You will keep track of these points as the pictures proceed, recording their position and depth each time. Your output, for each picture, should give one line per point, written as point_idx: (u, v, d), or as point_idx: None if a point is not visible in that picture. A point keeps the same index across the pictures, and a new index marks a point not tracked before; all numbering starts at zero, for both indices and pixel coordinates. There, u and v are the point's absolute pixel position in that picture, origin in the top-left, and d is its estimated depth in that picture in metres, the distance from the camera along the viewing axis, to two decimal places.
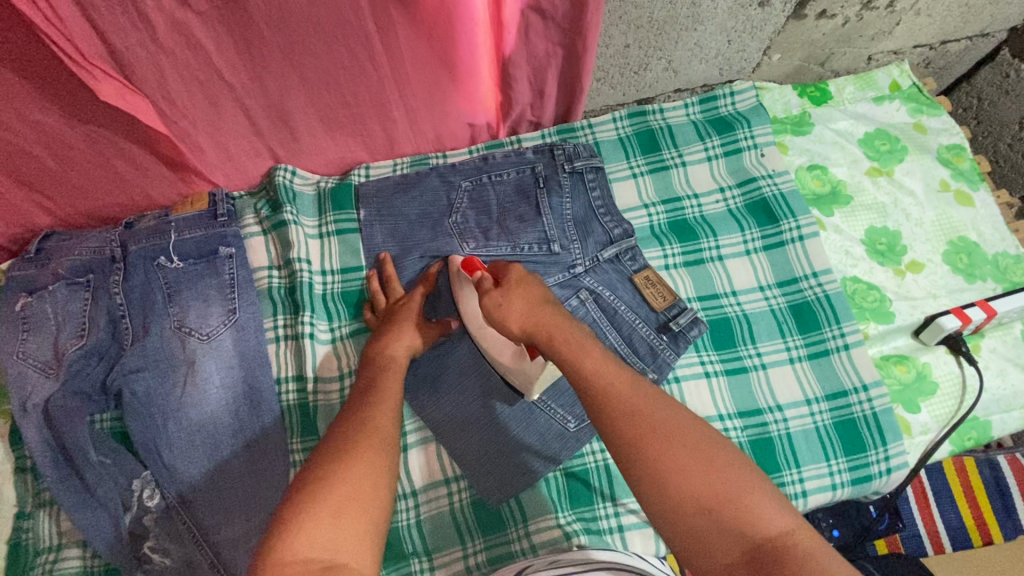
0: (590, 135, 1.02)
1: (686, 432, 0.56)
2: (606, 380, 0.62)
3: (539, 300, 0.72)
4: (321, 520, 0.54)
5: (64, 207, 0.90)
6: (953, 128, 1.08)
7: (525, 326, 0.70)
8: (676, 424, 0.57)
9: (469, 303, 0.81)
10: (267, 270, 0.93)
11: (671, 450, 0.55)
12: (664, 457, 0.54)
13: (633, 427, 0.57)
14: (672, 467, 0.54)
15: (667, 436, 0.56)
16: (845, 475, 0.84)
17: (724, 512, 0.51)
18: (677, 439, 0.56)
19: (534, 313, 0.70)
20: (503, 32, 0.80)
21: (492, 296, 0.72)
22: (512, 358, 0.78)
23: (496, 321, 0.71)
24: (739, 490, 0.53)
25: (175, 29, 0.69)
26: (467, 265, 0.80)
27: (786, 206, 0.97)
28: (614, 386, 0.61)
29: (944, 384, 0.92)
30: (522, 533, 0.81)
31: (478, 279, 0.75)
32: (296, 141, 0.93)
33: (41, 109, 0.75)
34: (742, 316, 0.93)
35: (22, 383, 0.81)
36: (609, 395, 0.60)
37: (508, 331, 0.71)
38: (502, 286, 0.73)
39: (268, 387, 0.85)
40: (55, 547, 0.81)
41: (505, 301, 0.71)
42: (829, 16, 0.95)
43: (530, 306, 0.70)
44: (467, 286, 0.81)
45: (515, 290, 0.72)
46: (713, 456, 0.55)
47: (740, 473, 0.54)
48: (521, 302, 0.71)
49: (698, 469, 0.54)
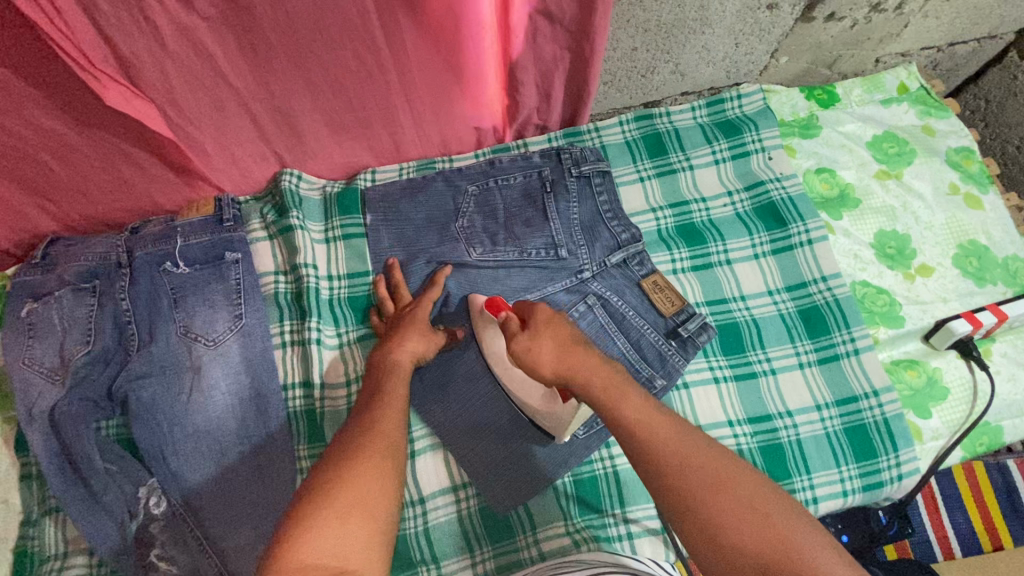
0: (596, 138, 1.01)
1: (737, 484, 0.56)
2: (648, 428, 0.60)
3: (569, 341, 0.68)
4: (329, 524, 0.54)
5: (69, 212, 0.90)
6: (961, 131, 1.08)
7: (557, 369, 0.66)
8: (726, 475, 0.56)
9: (495, 343, 0.81)
10: (273, 275, 0.92)
11: (726, 508, 0.54)
12: (716, 512, 0.54)
13: (684, 482, 0.56)
14: (729, 525, 0.53)
15: (720, 490, 0.55)
16: (856, 481, 0.84)
17: (787, 570, 0.51)
18: (729, 492, 0.55)
19: (566, 357, 0.66)
20: (510, 36, 0.79)
21: (521, 341, 0.68)
22: (542, 400, 0.78)
23: (528, 365, 0.68)
24: (797, 544, 0.52)
25: (181, 33, 0.68)
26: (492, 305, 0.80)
27: (794, 209, 0.96)
28: (656, 435, 0.59)
29: (955, 389, 0.91)
30: (531, 540, 0.80)
31: (504, 321, 0.71)
32: (302, 146, 0.92)
33: (47, 114, 0.75)
34: (751, 320, 0.92)
35: (27, 389, 0.80)
36: (654, 445, 0.59)
37: (540, 376, 0.68)
38: (530, 329, 0.69)
39: (275, 393, 0.85)
40: (61, 555, 0.80)
41: (535, 346, 0.68)
42: (837, 18, 0.94)
43: (562, 352, 0.67)
44: (492, 327, 0.81)
45: (545, 332, 0.68)
46: (764, 506, 0.55)
47: (795, 525, 0.54)
48: (551, 346, 0.67)
49: (755, 525, 0.53)
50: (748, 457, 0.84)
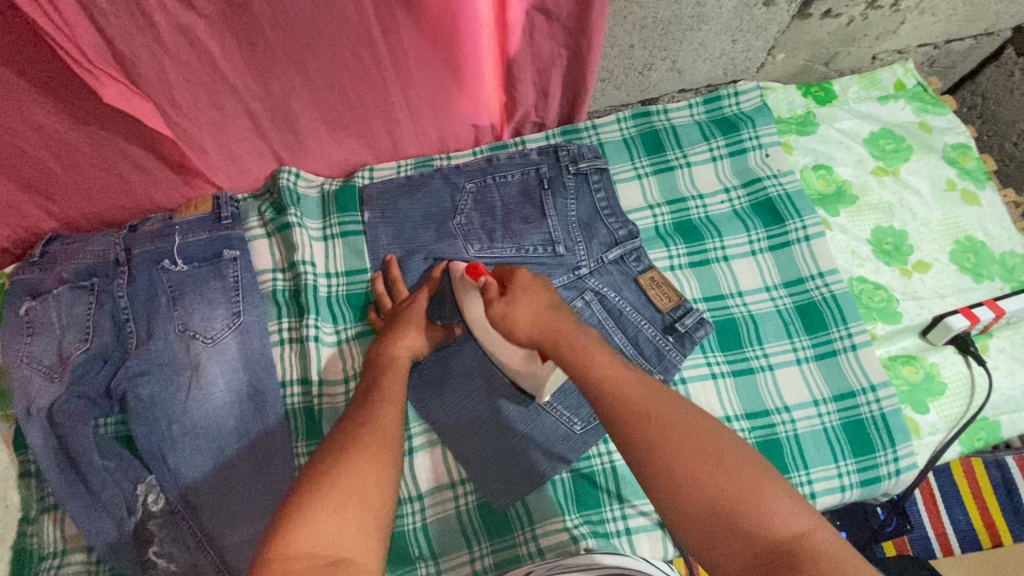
0: (594, 136, 1.02)
1: (697, 432, 0.56)
2: (614, 381, 0.62)
3: (544, 306, 0.72)
4: (324, 514, 0.54)
5: (68, 210, 0.90)
6: (958, 127, 1.08)
7: (531, 333, 0.70)
8: (687, 424, 0.57)
9: (474, 307, 0.79)
10: (271, 272, 0.93)
11: (684, 453, 0.55)
12: (676, 456, 0.54)
13: (645, 429, 0.57)
14: (687, 470, 0.54)
15: (680, 438, 0.56)
16: (854, 477, 0.84)
17: (740, 512, 0.51)
18: (689, 439, 0.56)
19: (540, 319, 0.70)
20: (507, 33, 0.80)
21: (498, 306, 0.73)
22: (522, 360, 0.77)
23: (505, 328, 0.72)
24: (754, 491, 0.52)
25: (180, 31, 0.69)
26: (472, 270, 0.78)
27: (791, 206, 0.96)
28: (622, 388, 0.61)
29: (952, 385, 0.91)
30: (529, 537, 0.80)
31: (484, 285, 0.75)
32: (300, 144, 0.92)
33: (45, 112, 0.75)
34: (748, 316, 0.92)
35: (26, 387, 0.81)
36: (618, 398, 0.60)
37: (516, 338, 0.72)
38: (506, 294, 0.73)
39: (273, 390, 0.85)
40: (59, 552, 0.80)
41: (511, 310, 0.72)
42: (833, 15, 0.94)
43: (537, 313, 0.71)
44: (472, 292, 0.79)
45: (520, 297, 0.73)
46: (723, 452, 0.55)
47: (756, 474, 0.54)
48: (527, 308, 0.72)
49: (713, 471, 0.53)
50: None
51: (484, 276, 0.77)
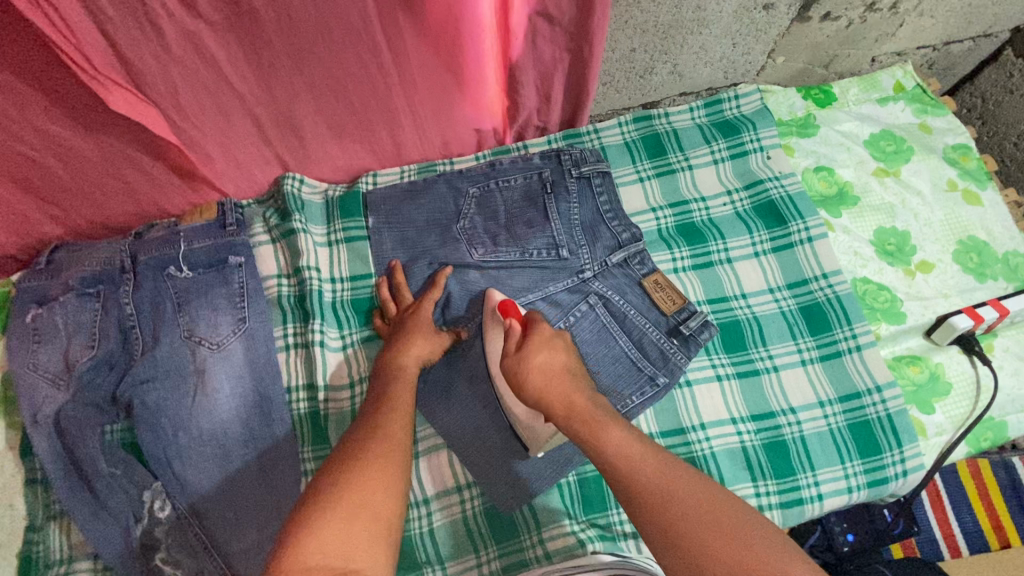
0: (596, 140, 1.02)
1: (720, 514, 0.56)
2: (631, 459, 0.61)
3: (559, 368, 0.70)
4: (333, 523, 0.54)
5: (73, 216, 0.90)
6: (958, 128, 1.08)
7: (539, 395, 0.69)
8: (713, 507, 0.56)
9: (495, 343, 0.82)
10: (276, 278, 0.93)
11: (711, 538, 0.54)
12: (702, 543, 0.54)
13: (666, 512, 0.56)
14: (713, 556, 0.53)
15: (704, 522, 0.55)
16: (861, 478, 0.84)
17: None
18: (711, 523, 0.55)
19: (552, 384, 0.69)
20: (510, 39, 0.80)
21: (512, 359, 0.71)
22: (526, 411, 0.79)
23: (516, 384, 0.71)
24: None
25: (186, 38, 0.69)
26: (504, 308, 0.80)
27: (794, 208, 0.97)
28: (639, 467, 0.60)
29: (957, 384, 0.91)
30: (536, 540, 0.80)
31: (507, 329, 0.74)
32: (305, 149, 0.93)
33: (51, 118, 0.75)
34: (752, 318, 0.92)
35: (32, 394, 0.81)
36: (636, 476, 0.60)
37: (523, 395, 0.71)
38: (522, 350, 0.71)
39: (279, 395, 0.85)
40: (66, 559, 0.80)
41: (523, 367, 0.70)
42: (833, 18, 0.95)
43: (552, 376, 0.69)
44: (498, 327, 0.82)
45: (535, 355, 0.70)
46: (751, 536, 0.54)
47: (783, 557, 0.53)
48: (540, 373, 0.70)
49: (742, 557, 0.53)
50: (752, 455, 0.84)
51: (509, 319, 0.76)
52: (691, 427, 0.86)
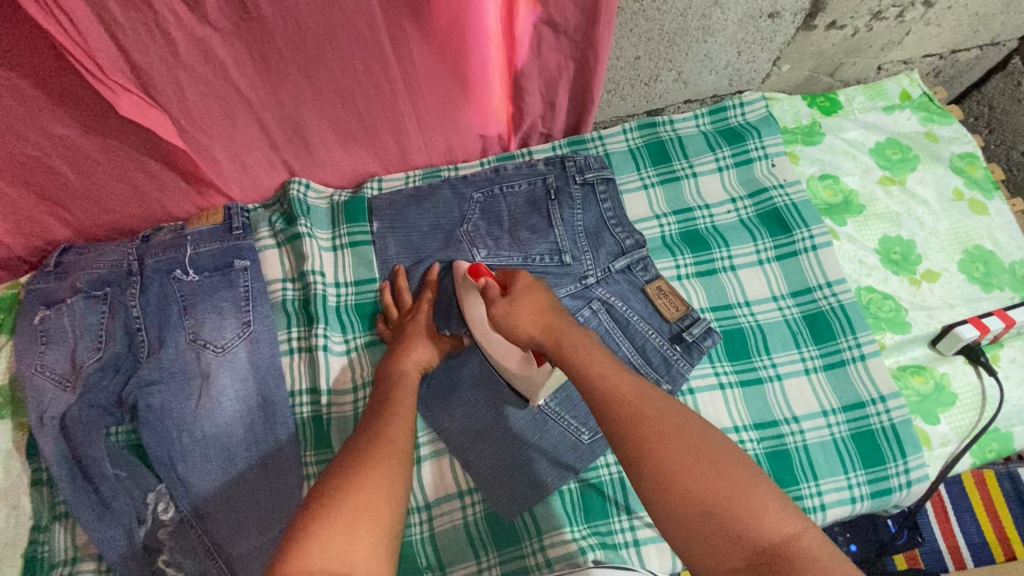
0: (600, 147, 1.03)
1: (692, 434, 0.57)
2: (611, 382, 0.62)
3: (546, 306, 0.72)
4: (337, 530, 0.55)
5: (82, 219, 0.91)
6: (965, 137, 1.08)
7: (533, 333, 0.70)
8: (688, 430, 0.58)
9: (473, 308, 0.81)
10: (281, 282, 0.93)
11: (679, 455, 0.55)
12: (670, 459, 0.55)
13: (640, 425, 0.58)
14: (685, 472, 0.54)
15: (675, 439, 0.57)
16: (865, 489, 0.83)
17: (730, 514, 0.52)
18: (682, 441, 0.56)
19: (543, 319, 0.71)
20: (515, 46, 0.81)
21: (500, 307, 0.72)
22: (518, 362, 0.78)
23: (507, 330, 0.72)
24: (742, 491, 0.53)
25: (196, 45, 0.70)
26: (474, 271, 0.79)
27: (799, 216, 0.96)
28: (617, 388, 0.62)
29: (963, 396, 0.90)
30: (537, 547, 0.79)
31: (483, 287, 0.74)
32: (310, 154, 0.94)
33: (61, 122, 0.76)
34: (756, 326, 0.92)
35: (40, 396, 0.81)
36: (615, 397, 0.61)
37: (518, 338, 0.72)
38: (509, 295, 0.72)
39: (283, 399, 0.85)
40: (70, 560, 0.81)
41: (514, 309, 0.71)
42: (838, 26, 0.95)
43: (540, 312, 0.71)
44: (472, 292, 0.81)
45: (523, 299, 0.72)
46: (718, 456, 0.56)
47: (748, 476, 0.55)
48: (530, 309, 0.71)
49: (705, 473, 0.54)
50: (755, 463, 0.84)
51: (484, 278, 0.76)
52: None
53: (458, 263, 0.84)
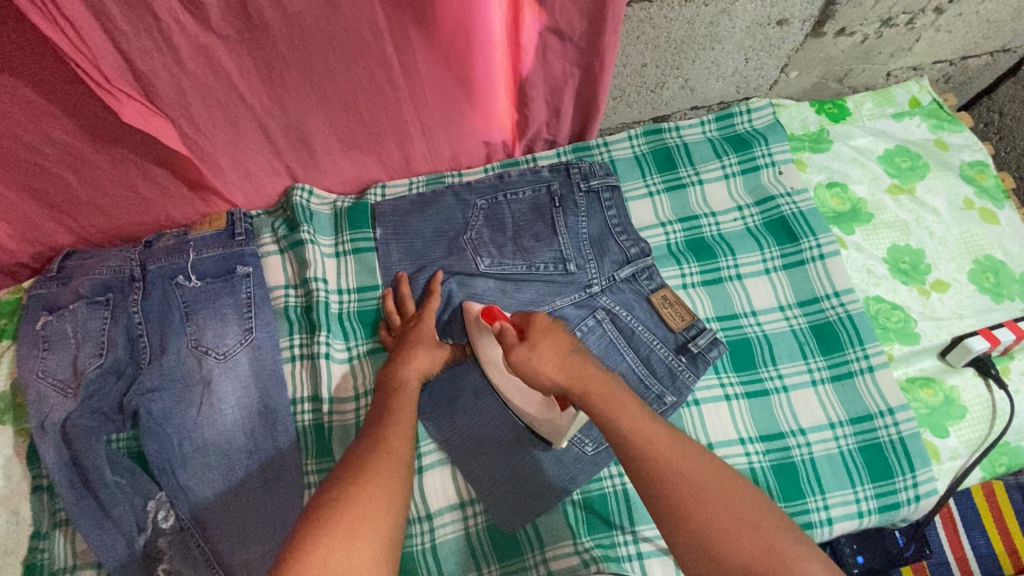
0: (605, 153, 1.02)
1: (729, 495, 0.57)
2: (646, 438, 0.61)
3: (567, 349, 0.70)
4: (335, 541, 0.54)
5: (85, 224, 0.91)
6: (975, 145, 1.07)
7: (557, 379, 0.68)
8: (725, 489, 0.57)
9: (490, 350, 0.81)
10: (283, 289, 0.93)
11: (719, 518, 0.55)
12: (709, 522, 0.55)
13: (678, 487, 0.57)
14: (715, 526, 0.55)
15: (714, 499, 0.56)
16: (872, 503, 0.82)
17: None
18: (720, 502, 0.56)
19: (566, 365, 0.68)
20: (520, 53, 0.80)
21: (518, 352, 0.69)
22: (539, 407, 0.78)
23: (527, 375, 0.70)
24: (782, 552, 0.53)
25: (199, 51, 0.70)
26: (489, 314, 0.79)
27: (806, 224, 0.95)
28: (651, 444, 0.61)
29: (973, 408, 0.89)
30: (540, 559, 0.79)
31: (498, 332, 0.71)
32: (314, 160, 0.93)
33: (64, 128, 0.76)
34: (762, 336, 0.91)
35: (41, 403, 0.81)
36: (650, 454, 0.60)
37: (540, 384, 0.70)
38: (527, 340, 0.70)
39: (284, 407, 0.84)
40: (69, 568, 0.80)
41: (535, 356, 0.69)
42: (847, 33, 0.94)
43: (562, 357, 0.69)
44: (487, 333, 0.80)
45: (542, 343, 0.70)
46: (756, 515, 0.56)
47: (779, 530, 0.55)
48: (551, 354, 0.69)
49: (746, 537, 0.54)
50: (761, 476, 0.83)
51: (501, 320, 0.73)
52: None
53: (470, 303, 0.83)
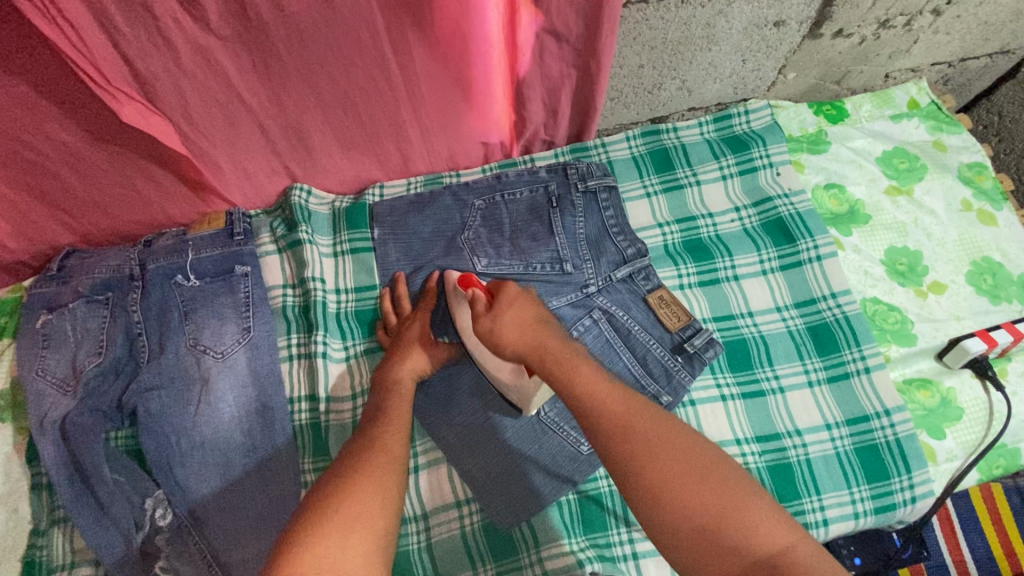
0: (603, 154, 1.02)
1: (684, 451, 0.60)
2: (603, 400, 0.63)
3: (531, 319, 0.71)
4: (330, 539, 0.55)
5: (86, 224, 0.92)
6: (973, 146, 1.07)
7: (517, 347, 0.69)
8: (680, 445, 0.60)
9: (465, 318, 0.80)
10: (282, 288, 0.94)
11: (673, 474, 0.58)
12: (663, 478, 0.58)
13: (634, 446, 0.60)
14: (669, 482, 0.57)
15: (668, 456, 0.59)
16: (868, 504, 0.82)
17: (722, 527, 0.55)
18: (675, 458, 0.59)
19: (528, 334, 0.69)
20: (517, 55, 0.80)
21: (485, 321, 0.71)
22: (509, 373, 0.77)
23: (492, 343, 0.71)
24: (732, 504, 0.57)
25: (197, 52, 0.70)
26: (466, 282, 0.78)
27: (803, 225, 0.95)
28: (609, 406, 0.63)
29: (970, 410, 0.89)
30: (535, 558, 0.79)
31: (470, 299, 0.73)
32: (313, 160, 0.94)
33: (64, 128, 0.77)
34: (758, 337, 0.91)
35: (41, 400, 0.81)
36: (608, 415, 0.62)
37: (503, 353, 0.71)
38: (493, 308, 0.71)
39: (281, 406, 0.85)
40: (68, 565, 0.81)
41: (497, 325, 0.70)
42: (845, 35, 0.94)
43: (524, 326, 0.70)
44: (463, 298, 0.80)
45: (506, 311, 0.71)
46: (709, 469, 0.59)
47: (730, 482, 0.58)
48: (514, 323, 0.70)
49: (698, 489, 0.57)
50: (756, 477, 0.83)
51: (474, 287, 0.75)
52: None
53: (452, 271, 0.84)
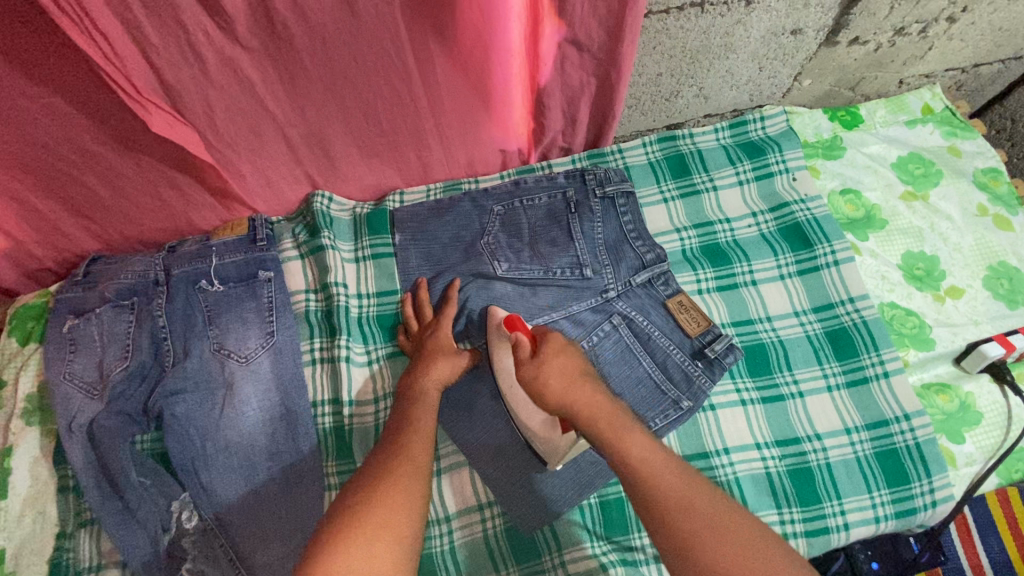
0: (620, 160, 1.03)
1: (739, 530, 0.58)
2: (652, 465, 0.62)
3: (576, 373, 0.71)
4: (359, 545, 0.55)
5: (110, 231, 0.93)
6: (988, 152, 1.07)
7: (562, 401, 0.69)
8: (731, 523, 0.58)
9: (504, 358, 0.81)
10: (304, 293, 0.95)
11: (724, 551, 0.56)
12: (718, 555, 0.56)
13: (685, 520, 0.58)
14: (722, 559, 0.55)
15: (720, 534, 0.57)
16: (889, 508, 0.82)
17: None
18: (728, 534, 0.57)
19: (572, 389, 0.69)
20: (539, 64, 0.82)
21: (529, 368, 0.72)
22: (542, 424, 0.78)
23: (534, 391, 0.71)
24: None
25: (225, 63, 0.72)
26: (511, 323, 0.79)
27: (820, 231, 0.96)
28: (659, 474, 0.61)
29: (988, 414, 0.90)
30: (557, 562, 0.80)
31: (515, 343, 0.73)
32: (334, 168, 0.95)
33: (92, 137, 0.78)
34: (777, 342, 0.92)
35: (68, 404, 0.83)
36: (655, 481, 0.61)
37: (544, 403, 0.71)
38: (538, 356, 0.72)
39: (305, 410, 0.86)
40: (94, 567, 0.82)
41: (542, 373, 0.71)
42: (861, 42, 0.95)
43: (569, 379, 0.70)
44: (503, 342, 0.81)
45: (552, 361, 0.72)
46: (764, 551, 0.56)
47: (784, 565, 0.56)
48: (559, 375, 0.71)
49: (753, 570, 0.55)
50: (777, 481, 0.83)
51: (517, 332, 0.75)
52: (715, 452, 0.85)
53: (496, 308, 0.84)
